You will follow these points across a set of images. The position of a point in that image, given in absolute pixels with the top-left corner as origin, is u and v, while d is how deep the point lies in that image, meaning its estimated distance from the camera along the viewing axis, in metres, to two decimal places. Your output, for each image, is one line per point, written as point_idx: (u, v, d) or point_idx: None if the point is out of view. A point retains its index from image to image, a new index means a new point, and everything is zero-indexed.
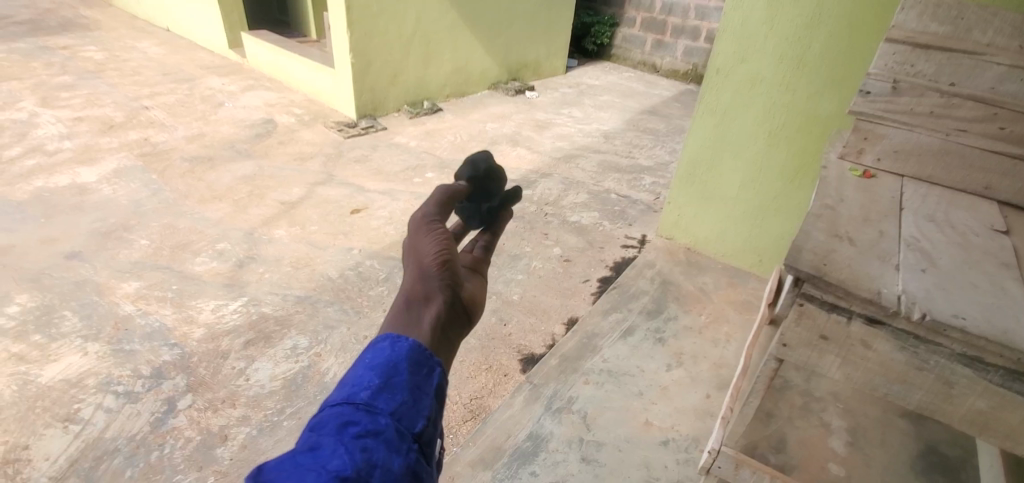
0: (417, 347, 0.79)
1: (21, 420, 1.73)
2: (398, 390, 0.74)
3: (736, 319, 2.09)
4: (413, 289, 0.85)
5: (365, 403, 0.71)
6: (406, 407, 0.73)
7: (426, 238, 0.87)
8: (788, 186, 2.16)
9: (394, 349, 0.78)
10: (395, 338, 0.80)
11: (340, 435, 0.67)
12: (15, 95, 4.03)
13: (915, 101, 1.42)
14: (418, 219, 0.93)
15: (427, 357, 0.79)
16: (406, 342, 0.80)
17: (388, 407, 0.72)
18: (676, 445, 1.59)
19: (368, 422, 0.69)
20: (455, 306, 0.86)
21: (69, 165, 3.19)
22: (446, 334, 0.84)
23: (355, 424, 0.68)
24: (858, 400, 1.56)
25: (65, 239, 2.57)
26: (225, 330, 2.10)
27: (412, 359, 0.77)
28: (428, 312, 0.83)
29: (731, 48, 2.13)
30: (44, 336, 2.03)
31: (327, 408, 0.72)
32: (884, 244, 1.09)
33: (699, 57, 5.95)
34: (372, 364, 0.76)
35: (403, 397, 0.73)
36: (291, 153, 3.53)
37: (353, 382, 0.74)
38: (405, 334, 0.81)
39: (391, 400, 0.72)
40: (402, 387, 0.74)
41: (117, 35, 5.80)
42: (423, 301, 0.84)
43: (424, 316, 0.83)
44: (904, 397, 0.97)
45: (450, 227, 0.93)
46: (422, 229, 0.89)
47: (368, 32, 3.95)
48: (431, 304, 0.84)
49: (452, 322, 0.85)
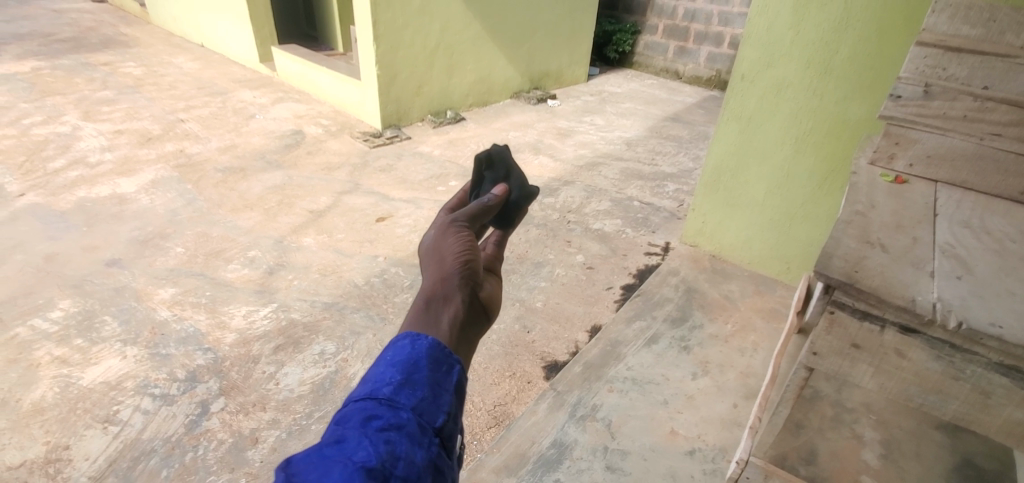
0: (436, 345, 0.82)
1: (63, 420, 1.81)
2: (419, 386, 0.76)
3: (763, 328, 2.06)
4: (433, 288, 0.89)
5: (387, 398, 0.73)
6: (427, 403, 0.75)
7: (450, 239, 0.93)
8: (816, 193, 2.12)
9: (414, 347, 0.81)
10: (414, 336, 0.83)
11: (364, 429, 0.68)
12: (60, 110, 4.23)
13: (948, 105, 1.39)
14: (440, 222, 0.98)
15: (446, 355, 0.82)
16: (425, 341, 0.82)
17: (409, 402, 0.73)
18: (702, 455, 1.57)
19: (391, 416, 0.71)
20: (472, 307, 0.90)
21: (109, 176, 3.33)
22: (464, 333, 0.88)
23: (379, 418, 0.70)
24: (892, 412, 1.52)
25: (105, 247, 2.68)
26: (256, 335, 2.16)
27: (431, 356, 0.80)
28: (446, 311, 0.87)
29: (757, 54, 2.11)
30: (86, 340, 2.12)
31: (350, 403, 0.73)
32: (918, 251, 1.07)
33: (722, 63, 5.90)
34: (393, 361, 0.78)
35: (423, 393, 0.75)
36: (319, 163, 3.62)
37: (374, 378, 0.76)
38: (424, 333, 0.84)
39: (412, 395, 0.74)
40: (423, 384, 0.76)
41: (155, 51, 6.04)
42: (442, 301, 0.88)
43: (443, 315, 0.87)
44: (939, 408, 0.95)
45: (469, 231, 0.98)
46: (446, 231, 0.95)
47: (393, 44, 4.04)
48: (450, 304, 0.87)
49: (469, 322, 0.89)
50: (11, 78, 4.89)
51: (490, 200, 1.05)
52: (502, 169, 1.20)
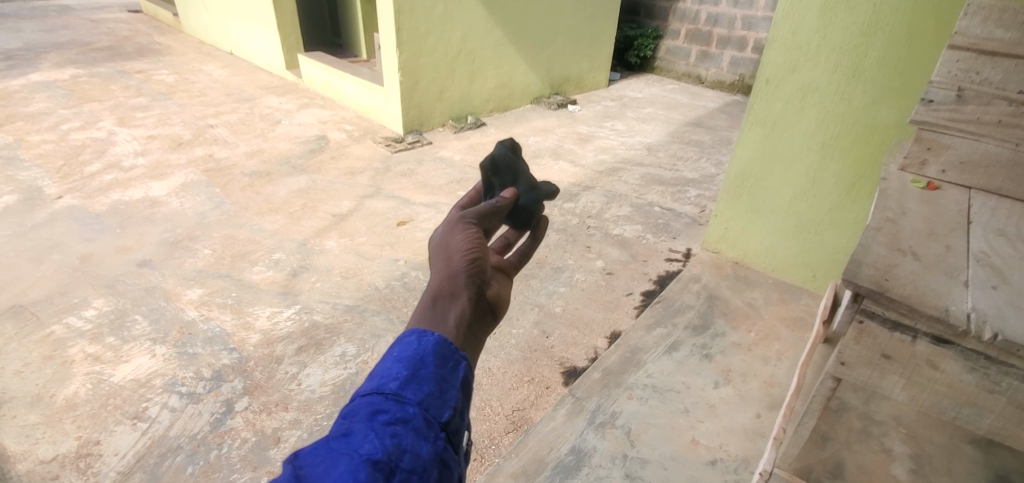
0: (443, 342, 0.82)
1: (95, 416, 1.87)
2: (425, 381, 0.76)
3: (788, 337, 2.01)
4: (441, 285, 0.90)
5: (393, 393, 0.73)
6: (433, 398, 0.75)
7: (459, 236, 0.94)
8: (843, 199, 2.08)
9: (420, 344, 0.81)
10: (421, 334, 0.83)
11: (370, 422, 0.69)
12: (96, 116, 4.39)
13: (982, 110, 1.35)
14: (449, 220, 0.99)
15: (453, 352, 0.82)
16: (432, 338, 0.82)
17: (415, 397, 0.74)
18: (724, 466, 1.54)
19: (397, 410, 0.71)
20: (479, 305, 0.90)
21: (142, 180, 3.44)
22: (471, 330, 0.89)
23: (385, 413, 0.70)
24: (923, 426, 1.47)
25: (137, 248, 2.77)
26: (279, 336, 2.20)
27: (438, 353, 0.80)
28: (453, 308, 0.88)
29: (783, 57, 2.08)
30: (117, 338, 2.19)
31: (358, 398, 0.74)
32: (951, 259, 1.04)
33: (746, 68, 5.82)
34: (400, 357, 0.78)
35: (429, 388, 0.76)
36: (342, 167, 3.68)
37: (381, 374, 0.77)
38: (432, 330, 0.85)
39: (418, 391, 0.75)
40: (429, 379, 0.76)
41: (186, 59, 6.23)
42: (449, 298, 0.88)
43: (450, 311, 0.87)
44: (974, 421, 0.91)
45: (479, 229, 0.98)
46: (455, 228, 0.96)
47: (416, 51, 4.09)
48: (456, 301, 0.88)
49: (476, 319, 0.90)
50: (52, 85, 5.10)
51: (499, 201, 1.05)
52: (510, 173, 1.23)
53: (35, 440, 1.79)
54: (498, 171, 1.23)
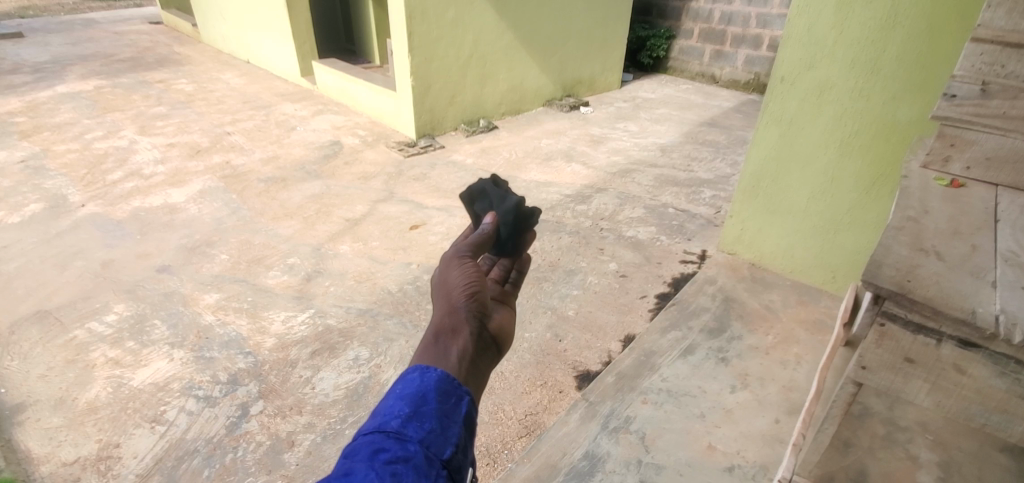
0: (445, 378, 0.84)
1: (115, 419, 1.90)
2: (427, 418, 0.77)
3: (807, 340, 1.96)
4: (441, 322, 0.91)
5: (395, 431, 0.74)
6: (434, 435, 0.76)
7: (455, 271, 0.95)
8: (863, 199, 2.02)
9: (423, 380, 0.83)
10: (423, 369, 0.85)
11: (371, 461, 0.69)
12: (118, 125, 4.50)
13: (1009, 104, 1.30)
14: (444, 257, 1.00)
15: (455, 387, 0.83)
16: (435, 373, 0.84)
17: (417, 434, 0.75)
18: (742, 472, 1.51)
19: (398, 449, 0.72)
20: (481, 338, 0.92)
21: (162, 187, 3.51)
22: (474, 364, 0.90)
23: (386, 451, 0.71)
24: (951, 432, 1.41)
25: (157, 254, 2.82)
26: (294, 340, 2.21)
27: (440, 389, 0.81)
28: (454, 344, 0.89)
29: (798, 55, 2.04)
30: (137, 342, 2.23)
31: (360, 437, 0.75)
32: (977, 259, 1.00)
33: (761, 66, 5.73)
34: (402, 395, 0.80)
35: (432, 425, 0.76)
36: (355, 172, 3.70)
37: (383, 412, 0.78)
38: (434, 365, 0.86)
39: (419, 428, 0.75)
40: (431, 416, 0.77)
41: (205, 69, 6.36)
42: (450, 334, 0.90)
43: (451, 348, 0.88)
44: (1005, 428, 0.88)
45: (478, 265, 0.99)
46: (450, 264, 0.97)
47: (428, 56, 4.12)
48: (458, 337, 0.89)
49: (478, 353, 0.91)
50: (76, 96, 5.24)
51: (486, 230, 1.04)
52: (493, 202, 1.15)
53: (58, 443, 1.82)
54: (477, 198, 1.17)
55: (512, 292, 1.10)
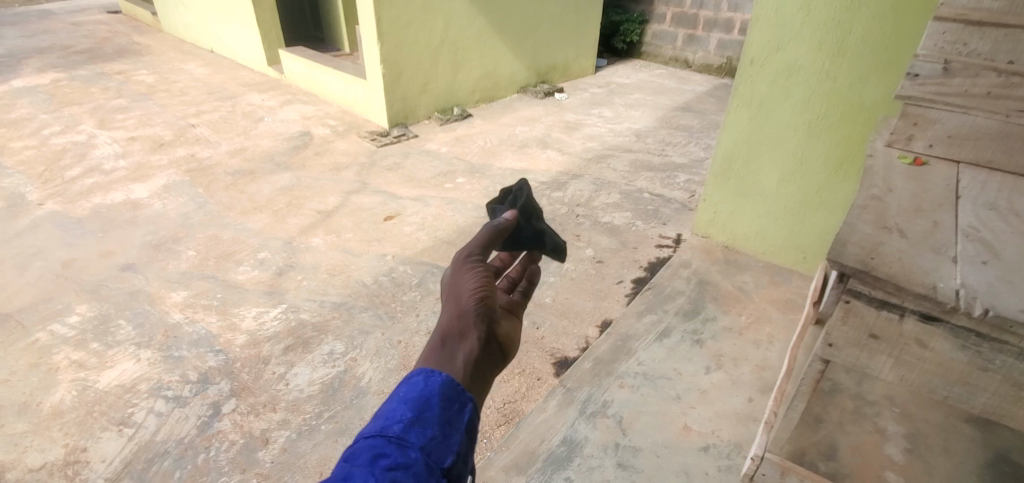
0: (450, 383, 0.82)
1: (81, 423, 1.83)
2: (429, 424, 0.76)
3: (779, 319, 2.00)
4: (449, 325, 0.88)
5: (396, 436, 0.73)
6: (436, 442, 0.75)
7: (466, 276, 0.92)
8: (831, 179, 2.06)
9: (427, 384, 0.81)
10: (428, 372, 0.83)
11: (371, 467, 0.68)
12: (76, 119, 4.32)
13: (970, 82, 1.34)
14: (456, 259, 0.98)
15: (458, 393, 0.81)
16: (439, 378, 0.82)
17: (418, 441, 0.73)
18: (717, 451, 1.54)
19: (399, 455, 0.71)
20: (489, 344, 0.89)
21: (123, 182, 3.38)
22: (479, 369, 0.87)
23: (387, 457, 0.70)
24: (916, 405, 1.46)
25: (120, 251, 2.72)
26: (265, 336, 2.17)
27: (444, 394, 0.80)
28: (462, 348, 0.86)
29: (766, 37, 2.05)
30: (102, 344, 2.15)
31: (361, 440, 0.74)
32: (939, 235, 1.02)
33: (733, 50, 5.77)
34: (405, 398, 0.78)
35: (433, 432, 0.75)
36: (327, 163, 3.62)
37: (386, 415, 0.77)
38: (438, 369, 0.84)
39: (421, 434, 0.74)
40: (433, 422, 0.76)
41: (167, 59, 6.13)
42: (458, 337, 0.87)
43: (458, 352, 0.86)
44: (966, 400, 0.90)
45: (488, 271, 0.96)
46: (462, 269, 0.94)
47: (398, 42, 4.04)
48: (465, 341, 0.87)
49: (486, 359, 0.88)
50: (32, 90, 5.00)
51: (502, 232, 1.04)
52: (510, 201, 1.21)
53: (24, 449, 1.76)
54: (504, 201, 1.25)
55: (521, 301, 1.06)
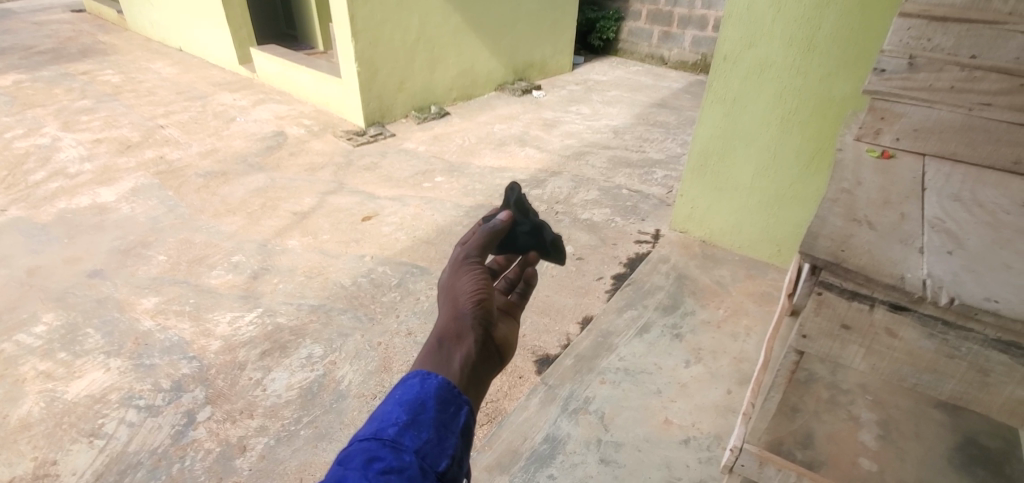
0: (445, 385, 0.80)
1: (48, 435, 1.77)
2: (424, 427, 0.74)
3: (756, 311, 2.03)
4: (446, 327, 0.88)
5: (391, 439, 0.71)
6: (431, 445, 0.73)
7: (463, 277, 0.93)
8: (804, 173, 2.10)
9: (423, 387, 0.79)
10: (424, 375, 0.82)
11: (365, 470, 0.67)
12: (39, 121, 4.16)
13: (935, 76, 1.38)
14: (453, 261, 0.98)
15: (454, 396, 0.80)
16: (434, 380, 0.81)
17: (413, 444, 0.72)
18: (697, 443, 1.55)
19: (393, 458, 0.69)
20: (486, 346, 0.88)
21: (90, 186, 3.27)
22: (476, 371, 0.86)
23: (380, 460, 0.68)
24: (888, 392, 1.50)
25: (87, 257, 2.63)
26: (241, 341, 2.12)
27: (439, 397, 0.78)
28: (459, 350, 0.85)
29: (738, 33, 2.07)
30: (69, 353, 2.08)
31: (355, 442, 0.72)
32: (907, 226, 1.05)
33: (707, 47, 5.84)
34: (401, 401, 0.77)
35: (428, 435, 0.74)
36: (302, 164, 3.56)
37: (381, 418, 0.75)
38: (435, 371, 0.83)
39: (416, 438, 0.73)
40: (428, 425, 0.75)
41: (134, 58, 5.96)
42: (455, 339, 0.86)
43: (455, 353, 0.85)
44: (935, 387, 0.92)
45: (486, 273, 0.97)
46: (459, 270, 0.95)
47: (373, 40, 3.98)
48: (462, 343, 0.86)
49: (482, 361, 0.87)
50: None
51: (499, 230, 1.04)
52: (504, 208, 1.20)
53: None
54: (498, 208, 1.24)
55: (518, 302, 1.07)
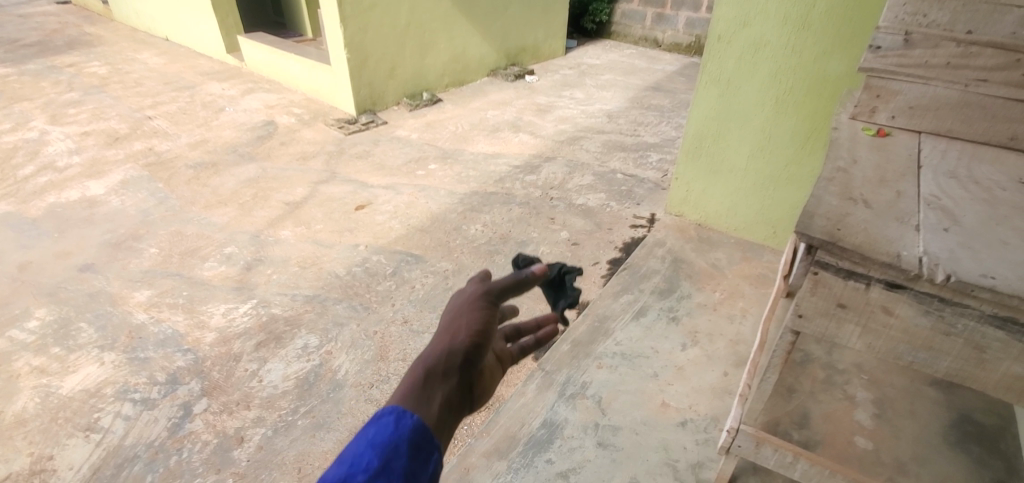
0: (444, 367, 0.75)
1: (44, 431, 1.76)
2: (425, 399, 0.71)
3: (752, 293, 2.03)
4: (434, 362, 0.75)
5: (393, 408, 0.69)
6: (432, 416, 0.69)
7: (466, 315, 0.82)
8: (799, 154, 2.09)
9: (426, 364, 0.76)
10: (402, 403, 0.69)
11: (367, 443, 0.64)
12: (25, 115, 4.09)
13: (930, 53, 1.35)
14: (461, 298, 0.88)
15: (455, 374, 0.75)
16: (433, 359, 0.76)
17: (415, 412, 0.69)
18: (695, 425, 1.56)
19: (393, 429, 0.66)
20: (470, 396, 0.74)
21: (79, 179, 3.22)
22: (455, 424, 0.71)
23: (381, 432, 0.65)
24: (884, 371, 1.52)
25: (78, 252, 2.60)
26: (236, 332, 2.11)
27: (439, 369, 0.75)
28: (440, 390, 0.72)
29: (733, 13, 2.04)
30: (62, 348, 2.06)
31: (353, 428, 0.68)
32: (903, 204, 1.04)
33: (702, 28, 5.78)
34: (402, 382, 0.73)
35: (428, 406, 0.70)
36: (293, 153, 3.52)
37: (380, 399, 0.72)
38: (412, 406, 0.69)
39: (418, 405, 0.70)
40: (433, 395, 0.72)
41: (120, 49, 5.85)
42: (438, 379, 0.73)
43: (434, 393, 0.71)
44: (930, 365, 0.92)
45: (493, 316, 0.85)
46: (466, 307, 0.84)
47: (363, 27, 3.92)
48: (445, 384, 0.73)
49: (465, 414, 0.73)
50: None
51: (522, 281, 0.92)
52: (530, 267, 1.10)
53: None
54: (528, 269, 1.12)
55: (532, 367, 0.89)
